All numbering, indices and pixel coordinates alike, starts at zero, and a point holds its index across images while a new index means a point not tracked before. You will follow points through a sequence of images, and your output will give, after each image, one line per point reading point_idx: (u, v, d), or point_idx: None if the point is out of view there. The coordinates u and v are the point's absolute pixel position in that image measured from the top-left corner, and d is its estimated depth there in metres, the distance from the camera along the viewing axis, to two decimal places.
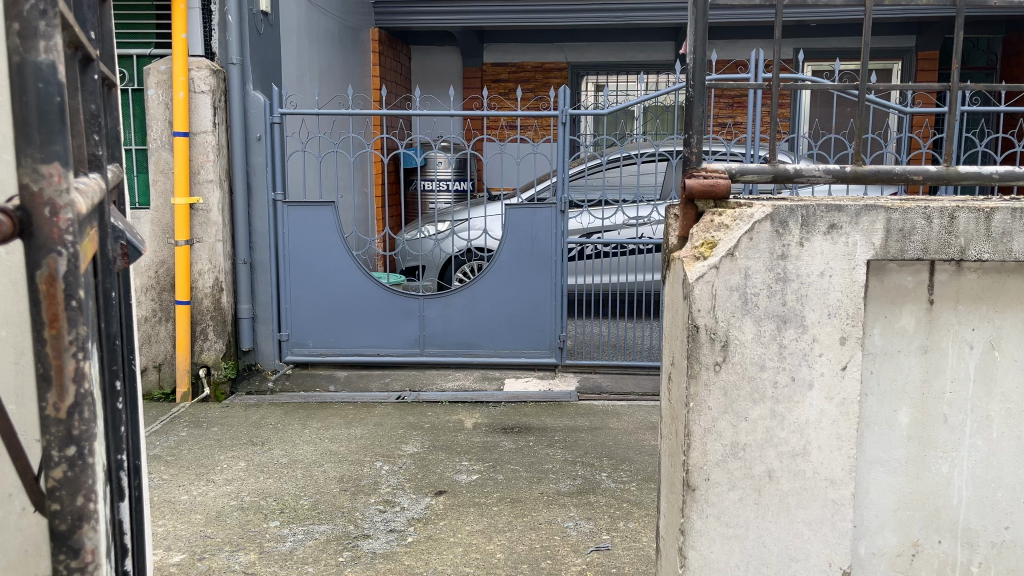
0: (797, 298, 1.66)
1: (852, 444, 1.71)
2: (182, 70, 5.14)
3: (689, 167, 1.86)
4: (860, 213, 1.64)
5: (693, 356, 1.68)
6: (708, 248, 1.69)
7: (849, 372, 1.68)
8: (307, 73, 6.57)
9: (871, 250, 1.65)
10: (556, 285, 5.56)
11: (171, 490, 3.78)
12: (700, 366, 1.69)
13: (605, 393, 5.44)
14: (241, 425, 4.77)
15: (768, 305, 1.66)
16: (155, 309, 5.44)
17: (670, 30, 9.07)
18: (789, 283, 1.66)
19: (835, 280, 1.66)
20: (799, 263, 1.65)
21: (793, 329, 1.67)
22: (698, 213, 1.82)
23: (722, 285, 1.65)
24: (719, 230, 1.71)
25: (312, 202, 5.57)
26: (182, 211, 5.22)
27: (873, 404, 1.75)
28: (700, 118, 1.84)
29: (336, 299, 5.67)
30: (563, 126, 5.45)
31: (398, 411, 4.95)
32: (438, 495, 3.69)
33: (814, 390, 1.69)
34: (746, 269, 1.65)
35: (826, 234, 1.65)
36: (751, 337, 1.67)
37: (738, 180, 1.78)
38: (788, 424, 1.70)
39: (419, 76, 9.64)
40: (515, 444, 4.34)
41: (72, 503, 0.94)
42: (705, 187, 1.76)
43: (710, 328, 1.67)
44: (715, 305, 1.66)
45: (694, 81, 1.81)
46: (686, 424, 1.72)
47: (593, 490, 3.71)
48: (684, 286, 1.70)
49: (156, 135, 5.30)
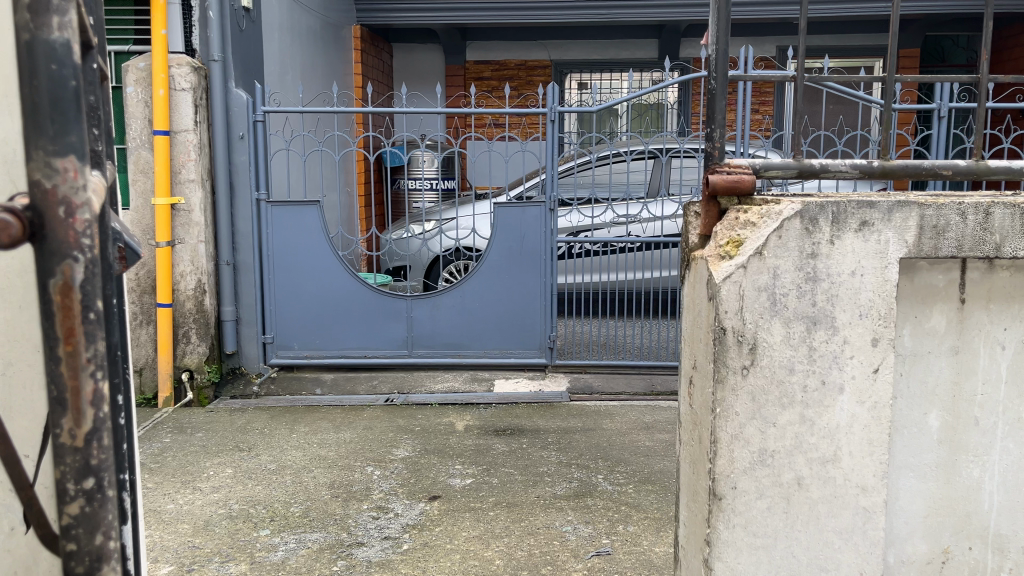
0: (826, 299, 1.62)
1: (884, 449, 1.67)
2: (162, 67, 5.00)
3: (710, 162, 1.86)
4: (893, 209, 1.60)
5: (720, 360, 1.64)
6: (734, 247, 1.66)
7: (880, 374, 1.65)
8: (290, 70, 6.46)
9: (903, 248, 1.62)
10: (545, 285, 5.50)
11: (157, 499, 3.68)
12: (727, 370, 1.64)
13: (596, 393, 5.39)
14: (227, 429, 4.66)
15: (797, 306, 1.62)
16: (136, 312, 5.31)
17: (653, 28, 9.05)
18: (819, 283, 1.62)
19: (867, 279, 1.62)
20: (829, 262, 1.61)
21: (823, 331, 1.63)
22: (720, 211, 1.82)
23: (750, 285, 1.61)
24: (745, 229, 1.67)
25: (297, 202, 5.47)
26: (163, 211, 5.08)
27: (903, 407, 1.72)
28: (721, 111, 1.84)
29: (322, 301, 5.57)
30: (552, 124, 5.39)
31: (387, 414, 4.87)
32: (432, 500, 3.62)
33: (845, 394, 1.65)
34: (774, 269, 1.61)
35: (858, 231, 1.61)
36: (780, 339, 1.63)
37: (762, 176, 1.79)
38: (818, 429, 1.66)
39: (402, 74, 9.55)
40: (508, 447, 4.27)
41: (89, 542, 0.98)
42: (730, 183, 1.74)
43: (738, 331, 1.62)
44: (743, 307, 1.62)
45: (716, 75, 1.81)
46: (711, 430, 1.68)
47: (590, 493, 3.65)
48: (710, 287, 1.65)
49: (136, 134, 5.18)
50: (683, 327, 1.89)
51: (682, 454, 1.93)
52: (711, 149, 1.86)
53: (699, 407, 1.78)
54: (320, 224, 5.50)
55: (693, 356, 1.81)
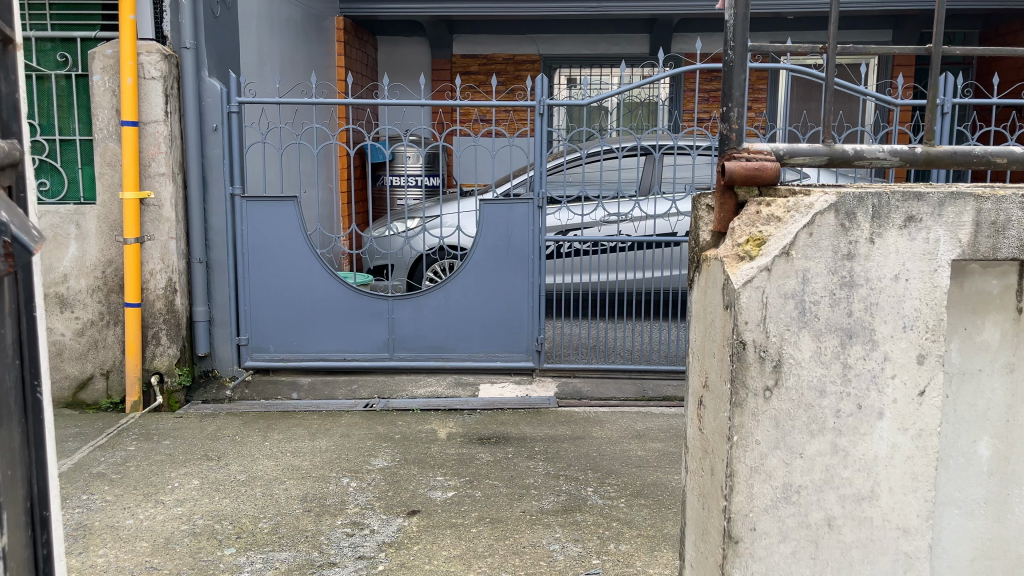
0: (865, 307, 1.51)
1: (927, 485, 1.57)
2: (131, 54, 4.76)
3: (726, 146, 1.72)
4: (944, 202, 1.49)
5: (739, 380, 1.52)
6: (755, 246, 1.54)
7: (927, 398, 1.54)
8: (268, 61, 6.21)
9: (954, 248, 1.50)
10: (533, 284, 5.28)
11: (115, 514, 3.44)
12: (746, 393, 1.52)
13: (585, 399, 5.13)
14: (196, 436, 4.42)
15: (830, 316, 1.51)
16: (102, 312, 5.07)
17: (644, 23, 8.86)
18: (856, 289, 1.50)
19: (912, 286, 1.51)
20: (868, 264, 1.50)
21: (860, 345, 1.52)
22: (738, 204, 1.69)
23: (775, 291, 1.49)
24: (767, 225, 1.56)
25: (274, 198, 5.23)
26: (131, 207, 4.85)
27: (950, 434, 1.62)
28: (740, 86, 1.69)
29: (298, 301, 5.33)
30: (540, 118, 5.17)
31: (366, 421, 4.63)
32: (411, 515, 3.39)
33: (885, 421, 1.54)
34: (804, 271, 1.49)
35: (903, 228, 1.50)
36: (809, 356, 1.51)
37: (787, 163, 1.69)
38: (853, 461, 1.55)
39: (387, 69, 9.33)
40: (493, 457, 4.05)
41: None
42: (750, 171, 1.61)
43: (759, 345, 1.51)
44: (766, 316, 1.50)
45: (735, 43, 1.66)
46: (727, 462, 1.56)
47: (580, 508, 3.44)
48: (726, 291, 1.54)
49: (103, 124, 4.94)
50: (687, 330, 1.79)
51: (689, 483, 1.80)
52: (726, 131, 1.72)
53: (710, 433, 1.65)
54: (298, 221, 5.26)
55: (701, 375, 1.70)
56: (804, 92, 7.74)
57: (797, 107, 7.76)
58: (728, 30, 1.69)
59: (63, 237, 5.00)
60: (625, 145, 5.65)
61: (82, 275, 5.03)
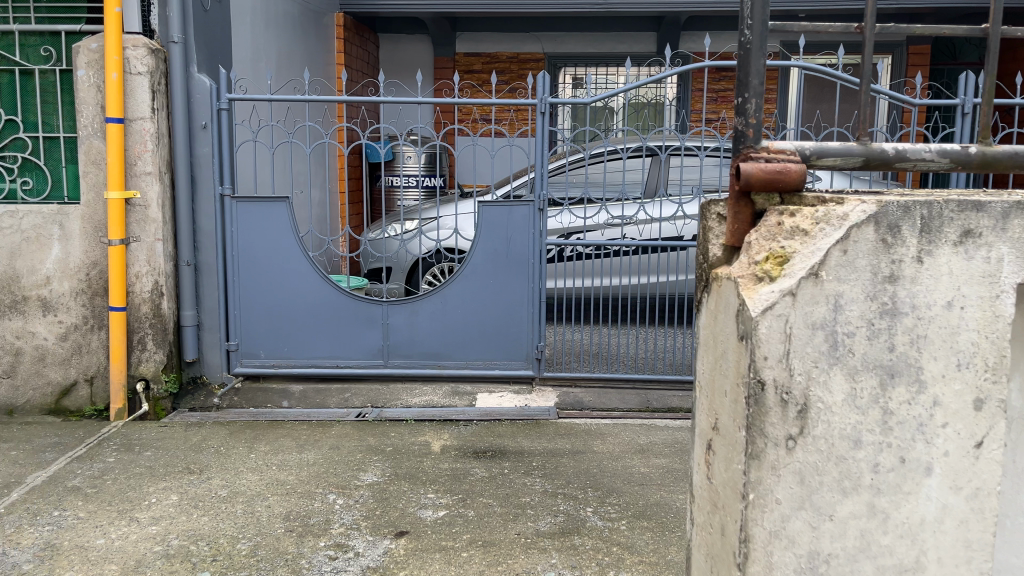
0: (910, 343, 1.43)
1: (983, 555, 1.51)
2: (116, 48, 4.58)
3: (739, 146, 1.59)
4: (1008, 213, 1.42)
5: (759, 428, 1.45)
6: (777, 265, 1.47)
7: (983, 450, 1.47)
8: (262, 57, 6.01)
9: (1016, 273, 1.43)
10: (533, 290, 5.07)
11: (86, 533, 3.25)
12: (766, 444, 1.45)
13: (586, 411, 4.93)
14: (179, 447, 4.22)
15: (868, 351, 1.43)
16: (86, 316, 4.88)
17: (651, 21, 8.65)
18: (900, 318, 1.43)
19: (969, 315, 1.43)
20: (915, 288, 1.42)
21: (904, 385, 1.44)
22: (754, 212, 1.60)
23: (801, 320, 1.42)
24: (790, 239, 1.49)
25: (265, 198, 5.04)
26: (116, 207, 4.67)
27: (1010, 492, 1.59)
28: (756, 75, 1.55)
29: (290, 306, 5.14)
30: (541, 117, 4.96)
31: (357, 432, 4.43)
32: (398, 537, 3.19)
33: (933, 477, 1.47)
34: (837, 296, 1.42)
35: (958, 244, 1.42)
36: (842, 400, 1.44)
37: (815, 164, 1.56)
38: (893, 526, 1.48)
39: (389, 67, 9.13)
40: (488, 473, 3.85)
41: None
42: (775, 174, 1.51)
43: (783, 387, 1.44)
44: (790, 351, 1.42)
45: (753, 22, 1.52)
46: (743, 524, 1.49)
47: (578, 531, 3.23)
48: (744, 319, 1.47)
49: (87, 121, 4.75)
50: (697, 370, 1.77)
51: (695, 542, 1.77)
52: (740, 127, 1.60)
53: (721, 485, 1.60)
54: (290, 222, 5.07)
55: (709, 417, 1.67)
56: (816, 92, 7.57)
57: (810, 107, 7.59)
58: (746, 8, 1.54)
59: (46, 238, 4.82)
60: (631, 145, 5.44)
61: (65, 278, 4.84)
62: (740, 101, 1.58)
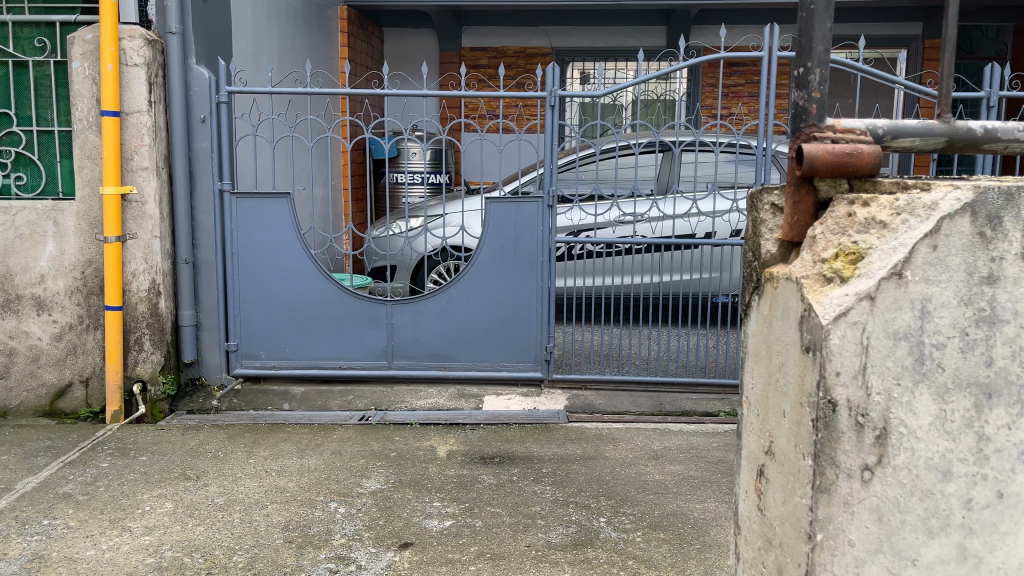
0: (1009, 357, 1.46)
1: None
2: (112, 39, 4.43)
3: (803, 127, 1.65)
4: None
5: (833, 457, 1.48)
6: (852, 262, 1.52)
7: None
8: (264, 49, 5.87)
9: None
10: (542, 289, 4.92)
11: (76, 543, 3.11)
12: (838, 473, 1.49)
13: (597, 414, 4.78)
14: (175, 452, 4.08)
15: (961, 365, 1.46)
16: (81, 315, 4.74)
17: (661, 14, 8.48)
18: (997, 328, 1.46)
19: None
20: (1014, 293, 1.46)
21: (999, 403, 1.47)
22: (816, 201, 1.68)
23: (882, 329, 1.45)
24: (862, 235, 1.55)
25: (265, 194, 4.89)
26: (112, 203, 4.52)
27: None
28: (821, 43, 1.62)
29: (292, 305, 4.99)
30: (551, 110, 4.80)
31: (360, 436, 4.29)
32: (403, 549, 3.05)
33: None
34: (926, 300, 1.45)
35: None
36: (928, 423, 1.47)
37: (892, 143, 1.63)
38: (986, 569, 1.52)
39: (393, 62, 8.98)
40: (496, 480, 3.70)
41: None
42: (848, 155, 1.56)
43: (858, 408, 1.47)
44: (867, 368, 1.46)
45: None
46: (810, 561, 1.54)
47: (591, 543, 3.08)
48: (812, 331, 1.50)
49: (82, 115, 4.61)
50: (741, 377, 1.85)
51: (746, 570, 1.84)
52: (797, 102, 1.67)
53: (778, 517, 1.65)
54: (291, 219, 4.92)
55: (763, 441, 1.72)
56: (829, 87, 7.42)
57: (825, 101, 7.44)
58: None
59: (40, 235, 4.68)
60: (642, 140, 5.29)
61: (60, 276, 4.70)
62: (803, 71, 1.65)
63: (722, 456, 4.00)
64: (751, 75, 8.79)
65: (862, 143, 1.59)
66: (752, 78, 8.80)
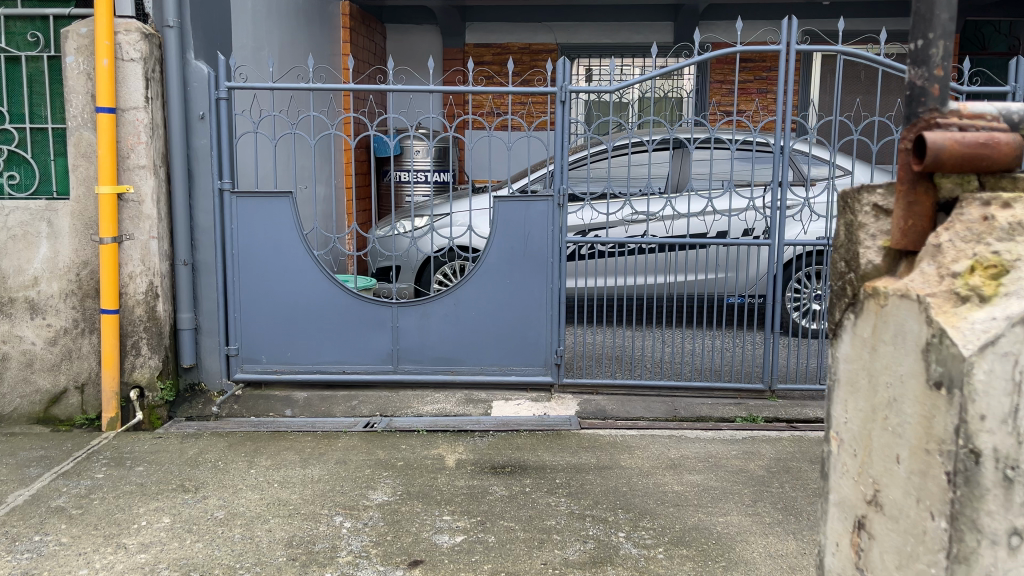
0: None
1: None
2: (107, 32, 4.26)
3: (925, 118, 1.60)
4: None
5: (975, 518, 1.39)
6: (994, 272, 1.48)
7: None
8: (264, 45, 5.70)
9: None
10: (553, 291, 4.76)
11: (68, 562, 2.95)
12: (981, 535, 1.39)
13: (611, 419, 4.55)
14: (173, 462, 3.92)
15: None
16: (77, 319, 4.58)
17: (669, 9, 8.31)
18: None
19: None
20: None
21: None
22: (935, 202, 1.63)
23: None
24: (1002, 244, 1.50)
25: (266, 193, 4.73)
26: (108, 203, 4.36)
27: None
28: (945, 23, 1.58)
29: (294, 307, 4.83)
30: (561, 106, 4.64)
31: (366, 445, 4.13)
32: (412, 567, 2.89)
33: None
34: None
35: None
36: None
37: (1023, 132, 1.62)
38: None
39: (397, 58, 8.81)
40: (508, 491, 3.54)
41: None
42: (988, 143, 1.53)
43: (1012, 462, 1.37)
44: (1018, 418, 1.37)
45: None
46: None
47: (611, 560, 2.92)
48: (953, 371, 1.39)
49: (77, 111, 4.45)
50: (834, 411, 1.81)
51: None
52: (913, 79, 1.66)
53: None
54: (293, 219, 4.76)
55: (863, 492, 1.68)
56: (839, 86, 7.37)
57: None
58: None
59: (33, 236, 4.53)
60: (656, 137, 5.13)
61: (54, 279, 4.55)
62: (924, 44, 1.60)
63: (743, 464, 3.84)
64: (761, 71, 8.62)
65: (995, 132, 1.56)
66: (762, 74, 8.64)
